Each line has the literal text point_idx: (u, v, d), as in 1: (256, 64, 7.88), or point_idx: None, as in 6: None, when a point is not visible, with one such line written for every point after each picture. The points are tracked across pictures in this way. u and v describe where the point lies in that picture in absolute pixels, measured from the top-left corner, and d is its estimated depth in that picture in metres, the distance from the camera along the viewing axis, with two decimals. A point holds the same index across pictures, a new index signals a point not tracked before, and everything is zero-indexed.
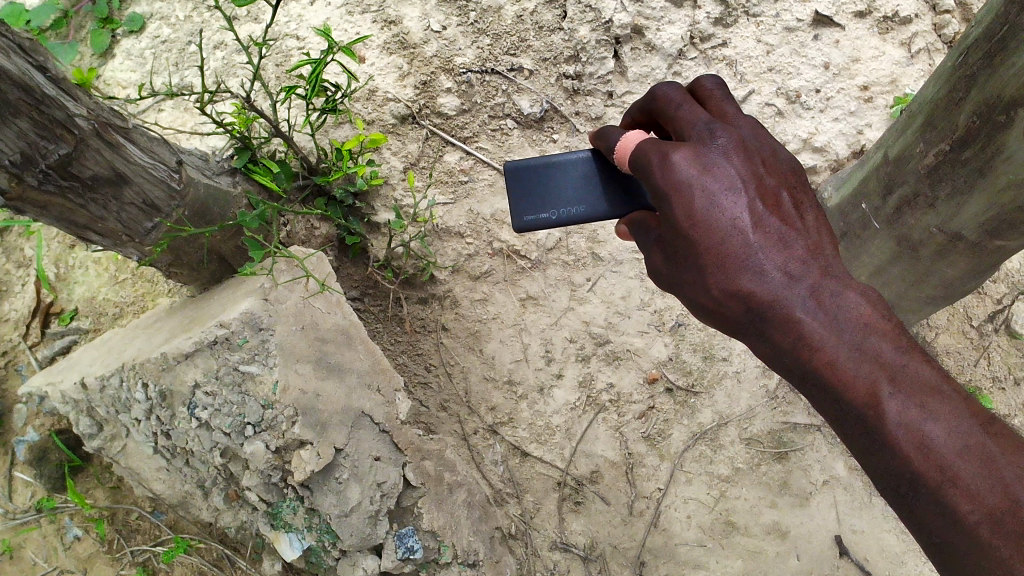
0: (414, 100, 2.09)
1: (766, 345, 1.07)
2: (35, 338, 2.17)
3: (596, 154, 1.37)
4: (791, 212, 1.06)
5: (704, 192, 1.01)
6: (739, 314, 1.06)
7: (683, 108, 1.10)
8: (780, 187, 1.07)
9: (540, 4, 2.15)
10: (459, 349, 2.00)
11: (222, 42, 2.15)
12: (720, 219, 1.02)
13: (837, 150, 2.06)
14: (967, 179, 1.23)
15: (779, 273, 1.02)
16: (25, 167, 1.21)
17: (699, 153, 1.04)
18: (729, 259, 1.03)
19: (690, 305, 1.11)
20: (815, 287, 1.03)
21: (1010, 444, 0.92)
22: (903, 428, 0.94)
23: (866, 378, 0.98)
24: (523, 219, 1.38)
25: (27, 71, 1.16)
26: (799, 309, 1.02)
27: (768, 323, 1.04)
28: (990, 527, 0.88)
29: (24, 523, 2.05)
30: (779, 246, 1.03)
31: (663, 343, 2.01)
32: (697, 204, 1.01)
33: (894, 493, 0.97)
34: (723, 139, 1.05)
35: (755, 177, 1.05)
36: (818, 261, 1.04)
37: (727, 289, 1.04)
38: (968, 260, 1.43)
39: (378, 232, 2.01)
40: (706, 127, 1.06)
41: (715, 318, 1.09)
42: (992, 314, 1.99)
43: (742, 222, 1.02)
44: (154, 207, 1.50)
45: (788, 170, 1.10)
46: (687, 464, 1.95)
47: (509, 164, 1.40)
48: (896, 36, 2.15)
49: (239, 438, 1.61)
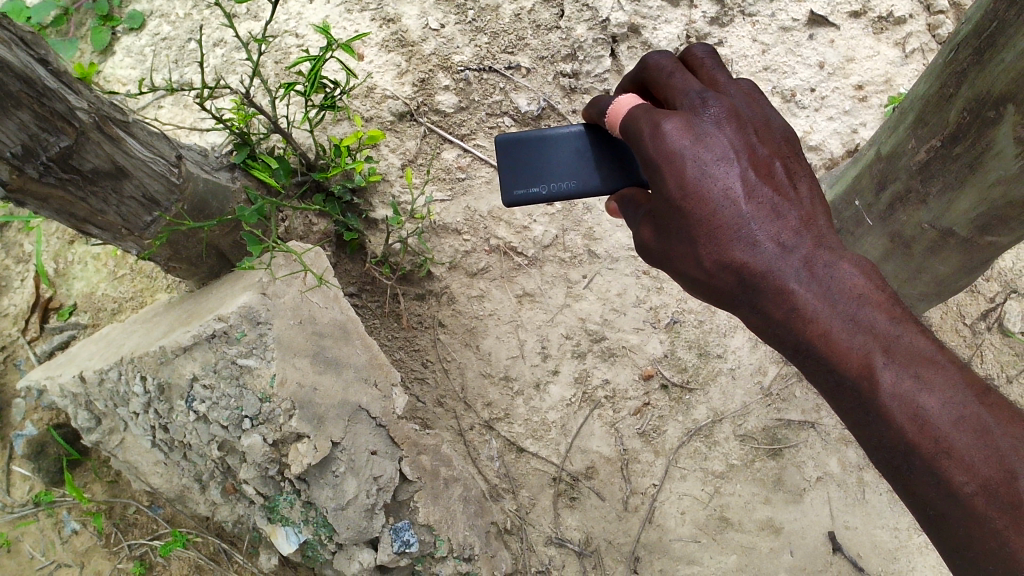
0: (412, 98, 2.10)
1: (758, 317, 1.09)
2: (34, 333, 2.18)
3: (588, 129, 1.38)
4: (784, 182, 1.09)
5: (697, 161, 1.03)
6: (731, 285, 1.08)
7: (675, 78, 1.12)
8: (773, 157, 1.09)
9: (537, 3, 2.17)
10: (455, 345, 2.01)
11: (222, 39, 2.17)
12: (712, 189, 1.04)
13: (832, 148, 2.08)
14: (958, 174, 1.25)
15: (771, 243, 1.05)
16: (26, 159, 1.22)
17: (691, 123, 1.06)
18: (721, 229, 1.05)
19: (682, 278, 1.14)
20: (808, 258, 1.05)
21: (1005, 416, 0.94)
22: (896, 398, 0.97)
23: (860, 349, 1.00)
24: (513, 193, 1.39)
25: (29, 64, 1.17)
26: (791, 279, 1.04)
27: (761, 294, 1.06)
28: (984, 498, 0.91)
29: (20, 517, 2.06)
30: (772, 215, 1.06)
31: (658, 339, 2.02)
32: (689, 173, 1.03)
33: (887, 465, 1.00)
34: (715, 108, 1.07)
35: (747, 146, 1.07)
36: (810, 232, 1.07)
37: (719, 260, 1.06)
38: (960, 255, 1.46)
39: (376, 228, 2.02)
40: (698, 97, 1.09)
41: (706, 290, 1.11)
42: (985, 312, 2.01)
43: (734, 192, 1.05)
44: (154, 201, 1.52)
45: (780, 140, 1.12)
46: (682, 460, 1.96)
47: (500, 137, 1.41)
48: (890, 36, 2.17)
49: (236, 431, 1.62)
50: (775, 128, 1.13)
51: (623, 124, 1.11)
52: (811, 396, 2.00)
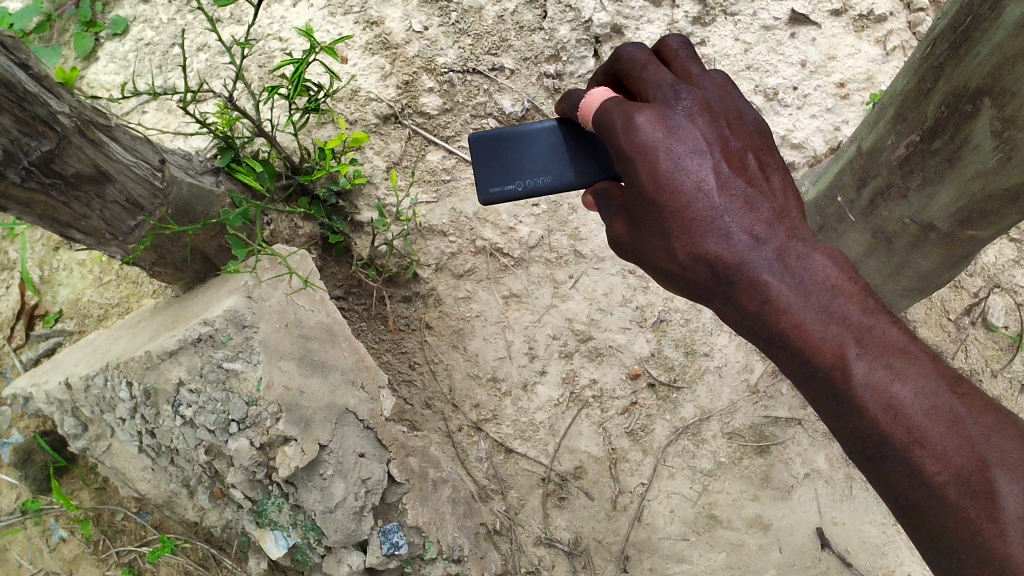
0: (397, 100, 2.11)
1: (733, 309, 1.12)
2: (19, 341, 2.17)
3: (562, 123, 1.39)
4: (757, 175, 1.11)
5: (669, 154, 1.06)
6: (706, 277, 1.11)
7: (648, 70, 1.13)
8: (745, 151, 1.12)
9: (520, 4, 2.18)
10: (442, 346, 2.01)
11: (205, 43, 2.17)
12: (685, 181, 1.06)
13: (815, 146, 2.08)
14: (937, 169, 1.26)
15: (744, 234, 1.07)
16: (7, 163, 1.22)
17: (664, 116, 1.08)
18: (694, 222, 1.07)
19: (658, 271, 1.16)
20: (781, 249, 1.08)
21: (977, 404, 0.94)
22: (869, 388, 0.98)
23: (833, 340, 1.01)
24: (489, 190, 1.40)
25: (9, 68, 1.17)
26: (764, 271, 1.07)
27: (735, 286, 1.09)
28: (956, 486, 0.91)
29: (8, 525, 2.05)
30: (744, 208, 1.08)
31: (645, 339, 2.03)
32: (661, 166, 1.06)
33: (862, 456, 1.00)
34: (687, 101, 1.10)
35: (719, 140, 1.10)
36: (783, 224, 1.10)
37: (693, 253, 1.09)
38: (941, 250, 1.46)
39: (361, 231, 2.02)
40: (671, 89, 1.11)
41: (682, 283, 1.14)
42: (969, 307, 2.02)
43: (707, 184, 1.07)
44: (138, 206, 1.51)
45: (753, 134, 1.15)
46: (670, 459, 1.96)
47: (475, 135, 1.42)
48: (871, 34, 2.18)
49: (224, 436, 1.60)
50: (748, 121, 1.15)
51: (596, 117, 1.14)
52: (798, 393, 2.00)
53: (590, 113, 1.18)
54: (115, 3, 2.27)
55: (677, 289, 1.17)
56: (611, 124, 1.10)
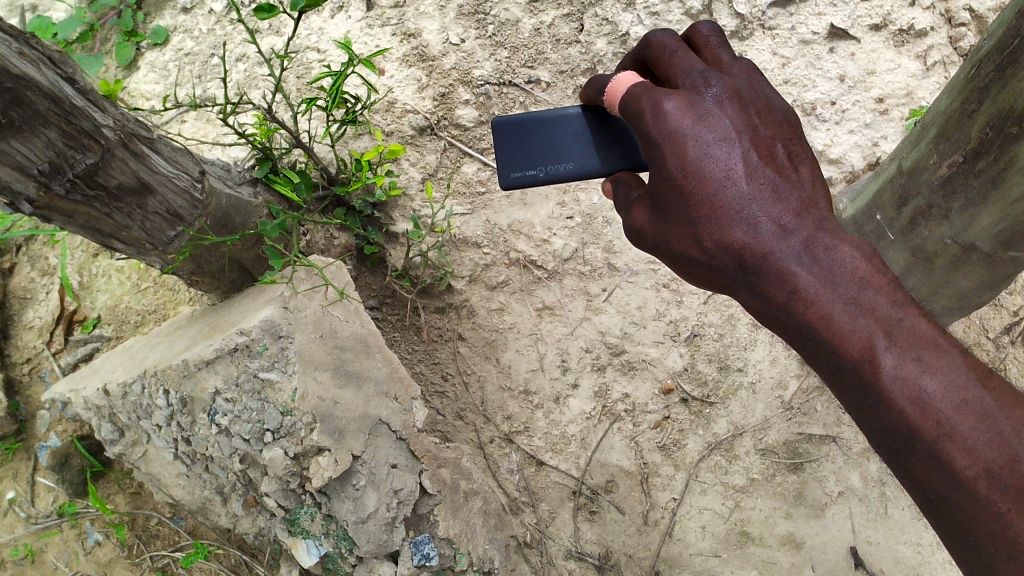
0: (433, 112, 2.11)
1: (758, 301, 1.09)
2: (58, 345, 2.21)
3: (587, 111, 1.39)
4: (785, 164, 1.09)
5: (698, 142, 1.05)
6: (732, 267, 1.09)
7: (678, 56, 1.13)
8: (775, 139, 1.10)
9: (558, 17, 2.19)
10: (474, 357, 2.02)
11: (244, 54, 2.19)
12: (713, 169, 1.05)
13: (852, 162, 2.06)
14: (981, 190, 1.25)
15: (771, 224, 1.06)
16: (53, 176, 1.24)
17: (692, 102, 1.07)
18: (722, 210, 1.06)
19: (679, 260, 1.14)
20: (809, 240, 1.06)
21: (1010, 399, 0.94)
22: (897, 380, 0.97)
23: (861, 332, 1.00)
24: (511, 176, 1.38)
25: (56, 83, 1.19)
26: (792, 262, 1.05)
27: (761, 277, 1.07)
28: (987, 481, 0.91)
29: (45, 527, 2.07)
30: (773, 197, 1.06)
31: (678, 353, 2.02)
32: (690, 154, 1.05)
33: (890, 449, 1.00)
34: (717, 88, 1.08)
35: (748, 128, 1.08)
36: (812, 214, 1.07)
37: (719, 241, 1.07)
38: (982, 271, 1.45)
39: (396, 242, 2.02)
40: (701, 76, 1.10)
41: (705, 271, 1.12)
42: (1009, 326, 1.99)
43: (735, 172, 1.06)
44: (178, 216, 1.53)
45: (782, 123, 1.12)
46: (702, 474, 1.95)
47: (497, 119, 1.40)
48: (911, 49, 2.14)
49: (258, 444, 1.63)
50: (777, 109, 1.13)
51: (624, 104, 1.13)
52: (833, 410, 1.98)
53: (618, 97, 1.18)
54: (156, 14, 2.30)
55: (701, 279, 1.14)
56: (641, 109, 1.09)
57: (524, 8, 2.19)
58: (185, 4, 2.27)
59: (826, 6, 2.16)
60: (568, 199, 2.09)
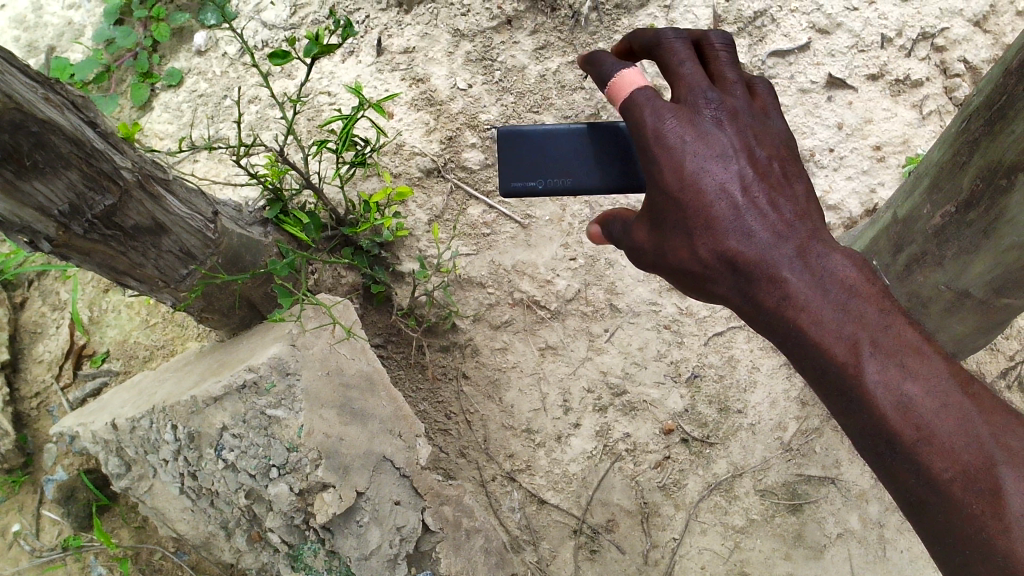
0: (440, 154, 2.16)
1: (747, 307, 1.14)
2: (67, 379, 2.23)
3: (590, 127, 1.49)
4: (780, 181, 1.15)
5: (694, 157, 1.11)
6: (723, 276, 1.14)
7: (683, 70, 1.18)
8: (770, 158, 1.16)
9: (562, 64, 2.22)
10: (478, 397, 2.05)
11: (257, 96, 2.24)
12: (708, 183, 1.11)
13: (850, 208, 2.08)
14: (973, 239, 1.29)
15: (765, 236, 1.11)
16: (72, 216, 1.28)
17: (693, 120, 1.13)
18: (717, 221, 1.11)
19: (669, 271, 1.19)
20: (799, 251, 1.11)
21: (987, 406, 1.00)
22: (881, 385, 1.02)
23: (846, 338, 1.05)
24: (510, 184, 1.50)
25: (79, 126, 1.23)
26: (783, 271, 1.10)
27: (753, 284, 1.12)
28: (963, 483, 0.97)
29: (49, 560, 2.08)
30: (767, 211, 1.12)
31: (679, 394, 2.04)
32: (687, 167, 1.11)
33: (872, 455, 1.05)
34: (717, 107, 1.15)
35: (745, 146, 1.14)
36: (803, 228, 1.13)
37: (713, 250, 1.12)
38: (975, 317, 1.48)
39: (403, 281, 2.06)
40: (704, 93, 1.16)
41: (698, 280, 1.17)
42: (1005, 370, 2.01)
43: (730, 187, 1.11)
44: (190, 255, 1.57)
45: (778, 143, 1.19)
46: (702, 515, 1.97)
47: (502, 130, 1.51)
48: (907, 98, 2.17)
49: (263, 480, 1.65)
50: (775, 132, 1.19)
51: (626, 113, 1.17)
52: (833, 452, 2.00)
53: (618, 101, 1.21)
54: (171, 56, 2.37)
55: (692, 287, 1.19)
56: (641, 117, 1.14)
57: (529, 55, 2.23)
58: (200, 47, 2.33)
59: (824, 56, 2.18)
60: (571, 241, 2.12)
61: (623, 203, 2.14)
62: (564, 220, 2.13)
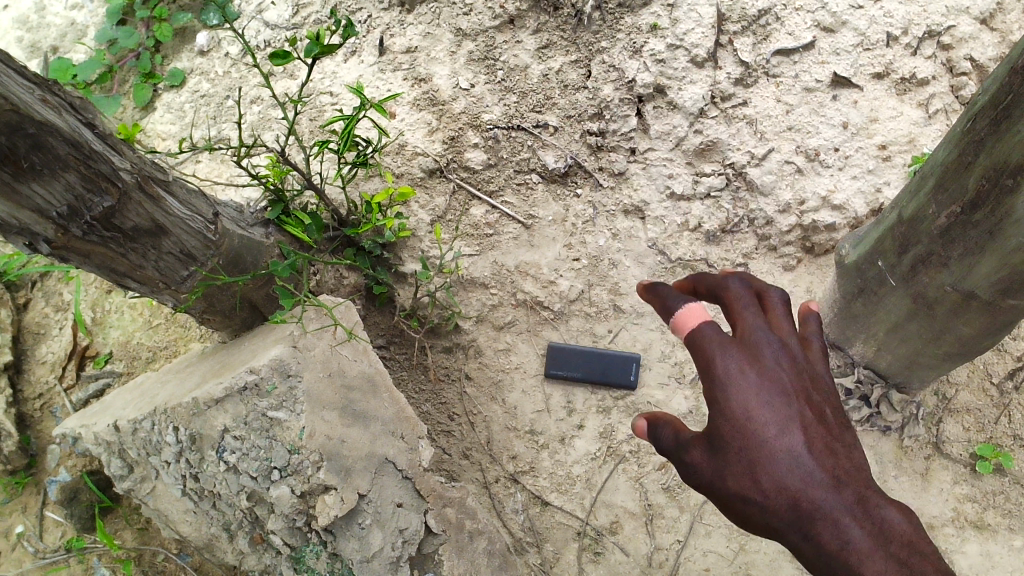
0: (443, 155, 2.14)
1: (804, 548, 0.93)
2: (70, 380, 2.23)
3: None
4: (837, 435, 0.98)
5: (747, 387, 0.96)
6: (777, 518, 0.93)
7: (748, 309, 1.04)
8: (829, 410, 1.00)
9: (565, 63, 2.19)
10: (481, 398, 2.05)
11: (259, 96, 2.23)
12: (758, 417, 0.95)
13: (855, 208, 2.06)
14: (979, 241, 1.27)
15: (819, 475, 0.93)
16: (70, 218, 1.27)
17: (748, 353, 0.99)
18: (771, 453, 0.93)
19: (714, 501, 0.97)
20: (859, 496, 0.93)
21: None
22: None
23: None
24: None
25: (77, 128, 1.22)
26: (841, 514, 0.91)
27: (807, 534, 0.92)
28: None
29: (53, 562, 2.08)
30: (824, 453, 0.94)
31: (683, 395, 2.03)
32: (736, 403, 0.95)
33: None
34: (779, 351, 1.00)
35: (802, 391, 0.99)
36: (851, 483, 0.93)
37: (764, 487, 0.93)
38: (982, 319, 1.44)
39: (405, 282, 2.05)
40: (765, 335, 1.01)
41: (747, 521, 0.96)
42: (1012, 371, 1.99)
43: (784, 426, 0.94)
44: (191, 256, 1.56)
45: (832, 399, 1.02)
46: (707, 517, 1.96)
47: None
48: (913, 97, 2.15)
49: (265, 483, 1.64)
50: (828, 385, 1.03)
51: (652, 423, 1.03)
52: None
53: (646, 425, 1.03)
54: (173, 57, 2.36)
55: (735, 515, 0.97)
56: (702, 350, 1.00)
57: (532, 54, 2.21)
58: (202, 47, 2.33)
59: (830, 54, 2.15)
60: (574, 241, 2.12)
61: (626, 202, 2.14)
62: (568, 220, 2.14)
